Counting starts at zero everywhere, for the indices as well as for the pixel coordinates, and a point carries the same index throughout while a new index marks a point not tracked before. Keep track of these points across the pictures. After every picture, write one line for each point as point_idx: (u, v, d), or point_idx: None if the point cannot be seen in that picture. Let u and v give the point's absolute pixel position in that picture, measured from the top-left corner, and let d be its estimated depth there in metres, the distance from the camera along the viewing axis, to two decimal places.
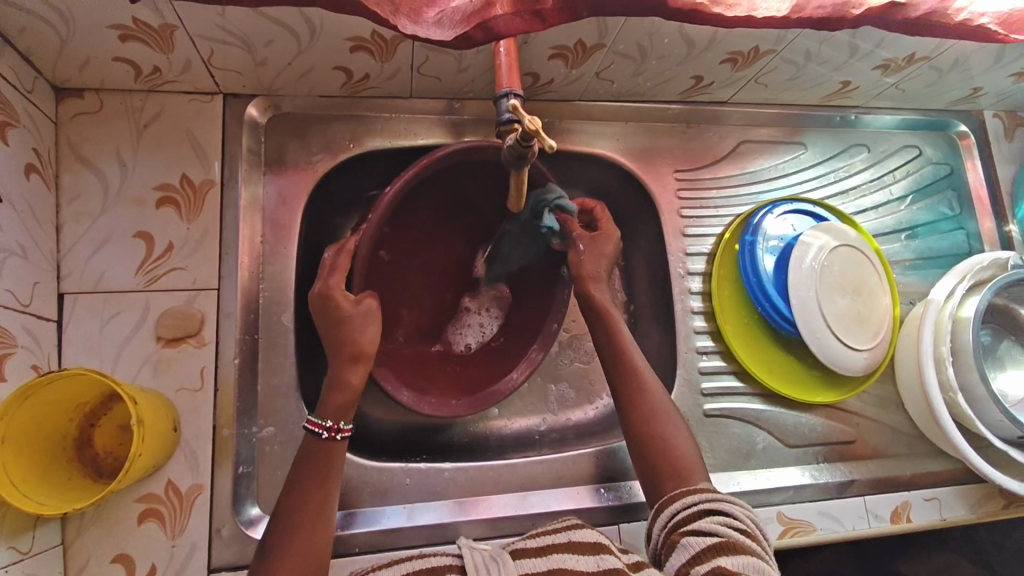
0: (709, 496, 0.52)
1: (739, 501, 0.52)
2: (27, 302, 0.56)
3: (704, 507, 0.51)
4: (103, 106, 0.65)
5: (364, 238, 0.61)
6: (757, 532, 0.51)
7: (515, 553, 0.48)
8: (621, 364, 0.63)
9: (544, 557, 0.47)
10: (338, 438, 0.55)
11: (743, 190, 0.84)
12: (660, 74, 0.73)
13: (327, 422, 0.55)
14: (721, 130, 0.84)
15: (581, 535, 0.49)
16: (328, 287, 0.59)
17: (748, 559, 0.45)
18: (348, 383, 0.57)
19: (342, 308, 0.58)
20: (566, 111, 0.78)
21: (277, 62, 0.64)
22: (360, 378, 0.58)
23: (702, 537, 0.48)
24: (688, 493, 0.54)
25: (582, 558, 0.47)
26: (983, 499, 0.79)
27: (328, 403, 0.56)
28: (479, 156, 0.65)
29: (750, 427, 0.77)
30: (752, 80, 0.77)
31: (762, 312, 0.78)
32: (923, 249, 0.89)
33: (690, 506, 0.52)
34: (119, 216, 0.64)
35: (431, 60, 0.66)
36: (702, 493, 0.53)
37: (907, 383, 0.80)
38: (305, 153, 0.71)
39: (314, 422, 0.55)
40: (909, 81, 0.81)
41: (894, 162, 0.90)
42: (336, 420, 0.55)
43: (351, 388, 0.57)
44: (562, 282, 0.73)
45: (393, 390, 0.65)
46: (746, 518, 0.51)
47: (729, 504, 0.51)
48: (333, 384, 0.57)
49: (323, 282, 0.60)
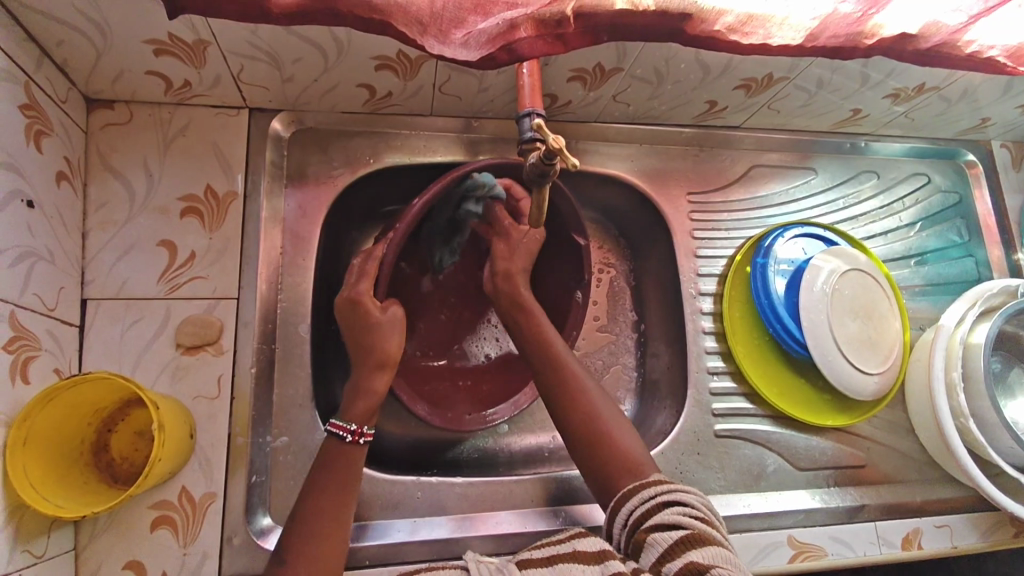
0: (665, 488, 0.53)
1: (693, 490, 0.53)
2: (52, 306, 0.57)
3: (660, 500, 0.51)
4: (133, 118, 0.66)
5: (391, 247, 0.61)
6: (713, 517, 0.52)
7: (521, 563, 0.49)
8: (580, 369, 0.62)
9: (550, 566, 0.47)
10: (360, 442, 0.56)
11: (753, 213, 0.86)
12: (675, 98, 0.75)
13: (351, 425, 0.56)
14: (732, 154, 0.85)
15: (590, 544, 0.50)
16: (357, 293, 0.59)
17: (715, 550, 0.46)
18: (372, 391, 0.58)
19: (372, 314, 0.59)
20: (581, 132, 0.79)
21: (304, 78, 0.65)
22: (385, 386, 0.59)
23: (666, 532, 0.48)
24: (644, 487, 0.53)
25: (587, 568, 0.47)
26: (994, 527, 0.78)
27: (353, 411, 0.57)
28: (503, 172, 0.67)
29: (760, 448, 0.77)
30: (765, 106, 0.79)
31: (773, 334, 0.79)
32: (932, 275, 0.89)
33: (648, 501, 0.52)
34: (143, 225, 0.65)
35: (453, 79, 0.68)
36: (658, 486, 0.53)
37: (918, 409, 0.80)
38: (326, 168, 0.72)
39: (337, 426, 0.56)
40: (919, 110, 0.83)
41: (903, 190, 0.91)
42: (360, 424, 0.56)
43: (377, 396, 0.58)
44: (578, 307, 0.73)
45: (406, 401, 0.66)
46: (703, 507, 0.51)
47: (686, 494, 0.52)
48: (359, 393, 0.58)
49: (351, 289, 0.60)
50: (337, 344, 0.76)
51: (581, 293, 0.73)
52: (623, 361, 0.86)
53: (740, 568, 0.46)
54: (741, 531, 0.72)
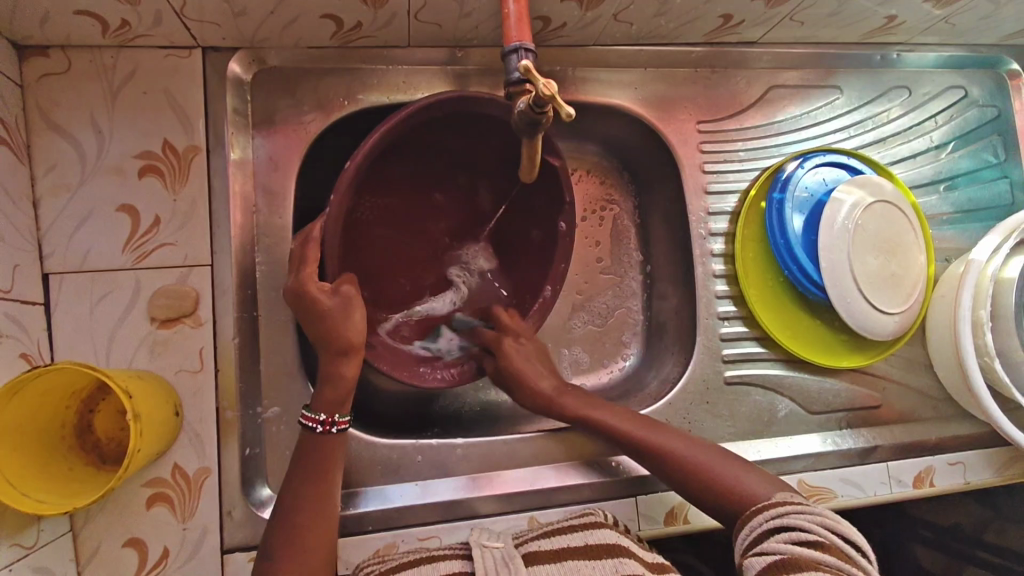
0: (778, 512, 0.52)
1: (810, 511, 0.51)
2: (8, 288, 0.53)
3: (770, 526, 0.51)
4: (71, 66, 0.59)
5: (330, 221, 0.55)
6: (839, 539, 0.49)
7: (528, 557, 0.48)
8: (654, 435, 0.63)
9: (558, 563, 0.47)
10: (333, 431, 0.55)
11: (770, 141, 0.78)
12: (684, 13, 0.66)
13: (320, 415, 0.55)
14: (748, 75, 0.77)
15: (598, 537, 0.51)
16: (300, 282, 0.55)
17: None
18: (341, 376, 0.55)
19: (319, 301, 0.54)
20: (579, 58, 0.71)
21: (259, 11, 0.57)
22: (354, 370, 0.56)
23: (764, 557, 0.48)
24: (756, 514, 0.53)
25: (596, 563, 0.47)
26: (1010, 462, 0.77)
27: (321, 398, 0.56)
28: (460, 106, 0.58)
29: (772, 393, 0.74)
30: (787, 17, 0.69)
31: (789, 275, 0.74)
32: (962, 201, 0.83)
33: (757, 528, 0.52)
34: (98, 189, 0.59)
35: (430, 5, 0.59)
36: (771, 510, 0.53)
37: (939, 345, 0.76)
38: (295, 113, 0.65)
39: (308, 418, 0.55)
40: (962, 14, 0.73)
41: (937, 106, 0.83)
42: (329, 413, 0.55)
43: (345, 381, 0.55)
44: (562, 239, 0.65)
45: (389, 370, 0.62)
46: (819, 530, 0.49)
47: (800, 518, 0.50)
48: (327, 378, 0.56)
49: (294, 277, 0.56)
50: None
51: (564, 222, 0.64)
52: (629, 304, 0.81)
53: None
54: None
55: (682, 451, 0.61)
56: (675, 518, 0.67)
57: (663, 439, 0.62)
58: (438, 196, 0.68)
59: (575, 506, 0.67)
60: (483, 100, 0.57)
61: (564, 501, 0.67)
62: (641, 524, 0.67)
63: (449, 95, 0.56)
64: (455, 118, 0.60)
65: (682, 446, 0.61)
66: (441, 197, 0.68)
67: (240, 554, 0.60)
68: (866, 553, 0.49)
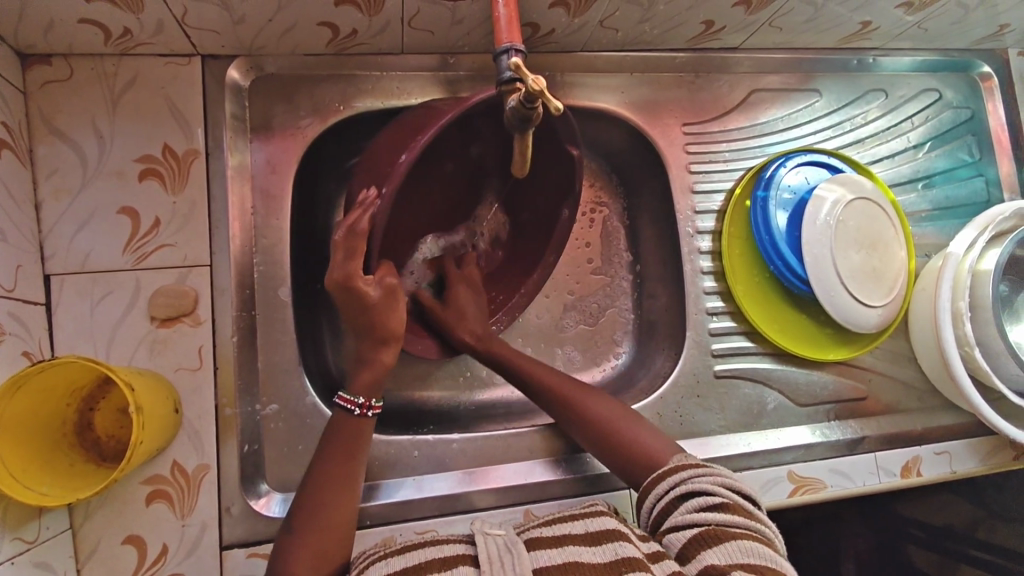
0: (678, 481, 0.54)
1: (710, 475, 0.53)
2: (12, 287, 0.54)
3: (676, 495, 0.53)
4: (73, 74, 0.60)
5: (378, 209, 0.55)
6: (736, 495, 0.52)
7: (529, 543, 0.49)
8: (613, 417, 0.63)
9: (560, 549, 0.48)
10: (367, 415, 0.57)
11: (754, 142, 0.80)
12: (667, 20, 0.68)
13: (358, 398, 0.57)
14: (730, 79, 0.79)
15: (598, 524, 0.51)
16: (347, 275, 0.54)
17: (732, 545, 0.46)
18: (379, 362, 0.58)
19: (368, 296, 0.55)
20: (567, 63, 0.73)
21: (256, 19, 0.59)
22: (390, 358, 0.59)
23: (679, 532, 0.50)
24: (657, 482, 0.55)
25: (596, 549, 0.48)
26: (992, 451, 0.79)
27: (359, 381, 0.57)
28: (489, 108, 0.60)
29: (761, 387, 0.76)
30: (766, 24, 0.72)
31: (774, 270, 0.76)
32: (940, 198, 0.85)
33: (663, 498, 0.54)
34: (99, 192, 0.60)
35: (423, 12, 0.62)
36: (671, 478, 0.54)
37: (922, 338, 0.78)
38: (293, 117, 0.67)
39: (344, 400, 0.57)
40: (933, 19, 0.76)
41: (912, 108, 0.86)
42: (367, 398, 0.57)
43: (382, 366, 0.58)
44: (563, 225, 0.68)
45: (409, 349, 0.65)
46: (722, 492, 0.51)
47: (701, 482, 0.53)
48: (363, 362, 0.58)
49: (340, 269, 0.54)
50: (322, 302, 0.73)
51: (568, 210, 0.68)
52: (619, 304, 0.82)
53: (761, 555, 0.45)
54: (741, 469, 0.72)
55: (633, 431, 0.61)
56: None
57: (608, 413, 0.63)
58: (449, 166, 0.66)
59: (569, 499, 0.68)
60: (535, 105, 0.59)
61: (559, 493, 0.68)
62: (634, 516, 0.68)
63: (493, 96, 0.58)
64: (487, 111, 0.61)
65: (637, 427, 0.62)
66: (451, 168, 0.66)
67: (239, 551, 0.60)
68: (756, 500, 0.53)
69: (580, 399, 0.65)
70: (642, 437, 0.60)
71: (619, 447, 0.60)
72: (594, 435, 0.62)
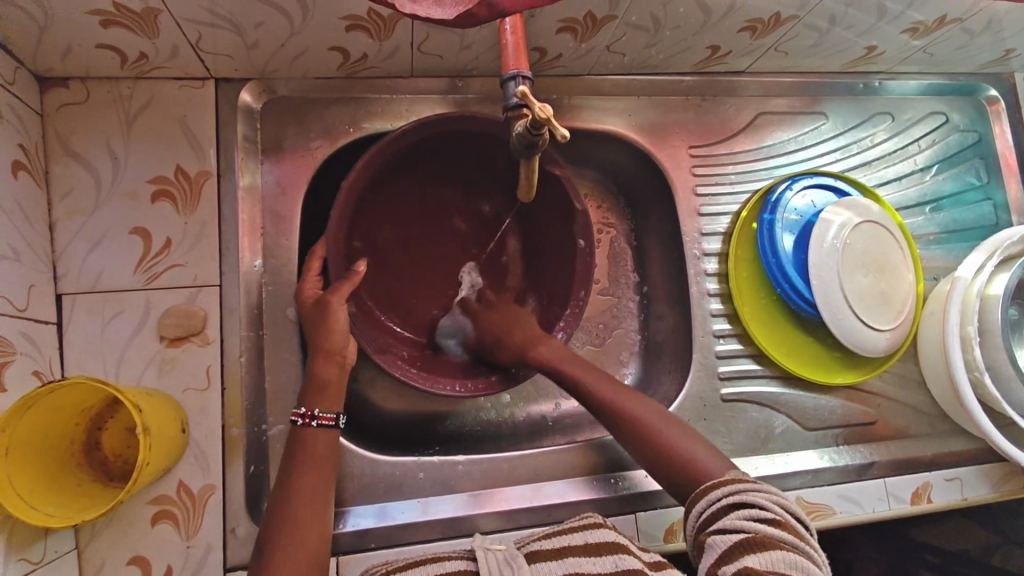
0: (735, 489, 0.53)
1: (765, 488, 0.52)
2: (23, 307, 0.54)
3: (729, 503, 0.52)
4: (90, 97, 0.62)
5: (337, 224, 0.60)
6: (790, 517, 0.51)
7: (530, 556, 0.49)
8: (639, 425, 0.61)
9: (560, 562, 0.48)
10: (310, 424, 0.56)
11: (761, 165, 0.81)
12: (673, 45, 0.69)
13: (300, 409, 0.57)
14: (737, 102, 0.80)
15: (598, 536, 0.51)
16: (300, 290, 0.62)
17: (776, 556, 0.46)
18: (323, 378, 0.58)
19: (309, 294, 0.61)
20: (574, 87, 0.74)
21: (269, 45, 0.60)
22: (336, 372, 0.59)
23: (727, 534, 0.49)
24: (713, 488, 0.54)
25: (597, 560, 0.48)
26: (1005, 478, 0.77)
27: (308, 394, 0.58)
28: (483, 127, 0.63)
29: (769, 410, 0.75)
30: (771, 48, 0.73)
31: (781, 293, 0.76)
32: (948, 221, 0.85)
33: (716, 502, 0.53)
34: (113, 213, 0.61)
35: (432, 38, 0.63)
36: (727, 486, 0.53)
37: (931, 361, 0.77)
38: (303, 139, 0.68)
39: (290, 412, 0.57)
40: (938, 44, 0.77)
41: (919, 131, 0.86)
42: (307, 407, 0.57)
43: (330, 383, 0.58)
44: (583, 254, 0.67)
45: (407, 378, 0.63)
46: (776, 508, 0.51)
47: (758, 495, 0.52)
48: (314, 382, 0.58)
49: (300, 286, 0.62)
50: None
51: (583, 240, 0.67)
52: (626, 325, 0.82)
53: (804, 572, 0.45)
54: None
55: (669, 434, 0.60)
56: (674, 534, 0.68)
57: (655, 419, 0.61)
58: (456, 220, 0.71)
59: None
60: (481, 117, 0.62)
61: (565, 517, 0.67)
62: (641, 541, 0.67)
63: (448, 115, 0.62)
64: (462, 140, 0.65)
65: (671, 428, 0.61)
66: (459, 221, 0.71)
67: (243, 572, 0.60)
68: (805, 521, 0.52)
69: (615, 388, 0.63)
70: (683, 441, 0.59)
71: (657, 447, 0.59)
72: (636, 440, 0.61)
